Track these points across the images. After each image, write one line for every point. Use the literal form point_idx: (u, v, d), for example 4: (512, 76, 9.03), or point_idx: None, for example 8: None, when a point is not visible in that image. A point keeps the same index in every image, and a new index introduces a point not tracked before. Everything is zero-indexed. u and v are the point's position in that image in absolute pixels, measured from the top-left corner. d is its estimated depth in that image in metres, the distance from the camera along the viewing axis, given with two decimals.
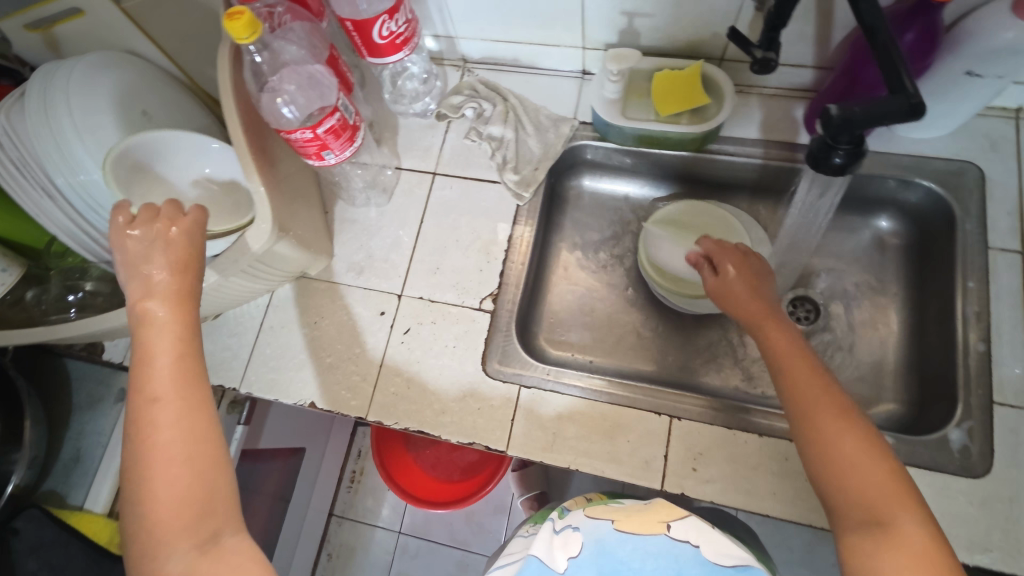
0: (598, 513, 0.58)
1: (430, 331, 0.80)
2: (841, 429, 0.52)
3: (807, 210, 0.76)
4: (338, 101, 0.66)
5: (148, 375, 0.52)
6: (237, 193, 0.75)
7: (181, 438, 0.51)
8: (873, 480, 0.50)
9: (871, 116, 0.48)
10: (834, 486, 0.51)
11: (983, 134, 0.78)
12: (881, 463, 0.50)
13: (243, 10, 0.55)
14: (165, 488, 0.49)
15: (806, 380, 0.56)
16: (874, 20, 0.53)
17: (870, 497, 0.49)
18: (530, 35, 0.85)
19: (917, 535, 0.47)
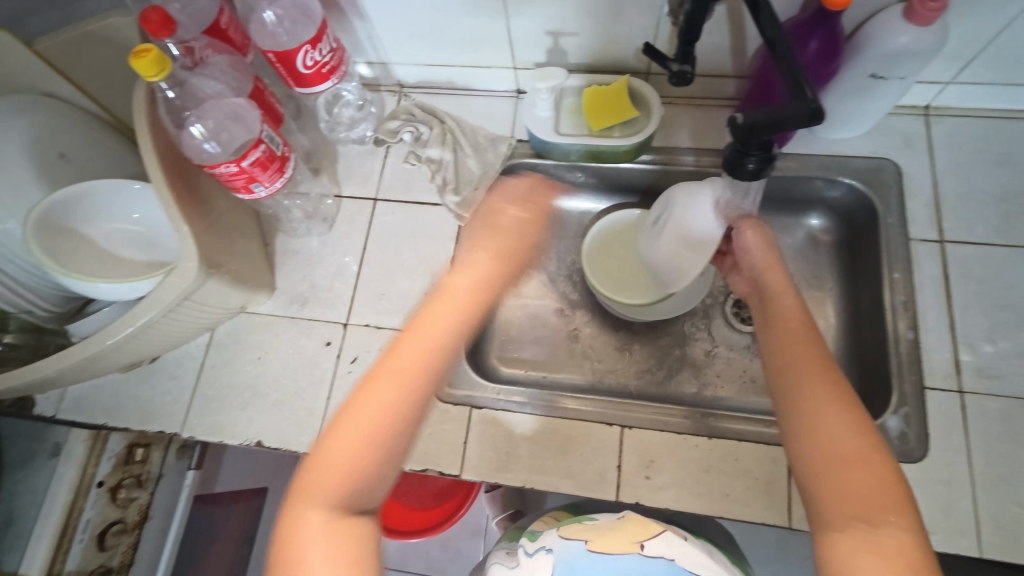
0: (570, 532, 0.58)
1: (378, 358, 0.79)
2: (844, 421, 0.51)
3: None
4: (262, 134, 0.65)
5: (414, 333, 0.55)
6: (160, 238, 0.72)
7: (396, 416, 0.51)
8: (860, 480, 0.48)
9: (772, 122, 0.51)
10: (821, 476, 0.50)
11: (896, 132, 0.82)
12: (878, 465, 0.49)
13: (150, 48, 0.55)
14: (339, 447, 0.50)
15: (808, 367, 0.56)
16: (775, 33, 0.56)
17: (857, 493, 0.48)
18: (462, 58, 0.86)
19: (896, 544, 0.45)
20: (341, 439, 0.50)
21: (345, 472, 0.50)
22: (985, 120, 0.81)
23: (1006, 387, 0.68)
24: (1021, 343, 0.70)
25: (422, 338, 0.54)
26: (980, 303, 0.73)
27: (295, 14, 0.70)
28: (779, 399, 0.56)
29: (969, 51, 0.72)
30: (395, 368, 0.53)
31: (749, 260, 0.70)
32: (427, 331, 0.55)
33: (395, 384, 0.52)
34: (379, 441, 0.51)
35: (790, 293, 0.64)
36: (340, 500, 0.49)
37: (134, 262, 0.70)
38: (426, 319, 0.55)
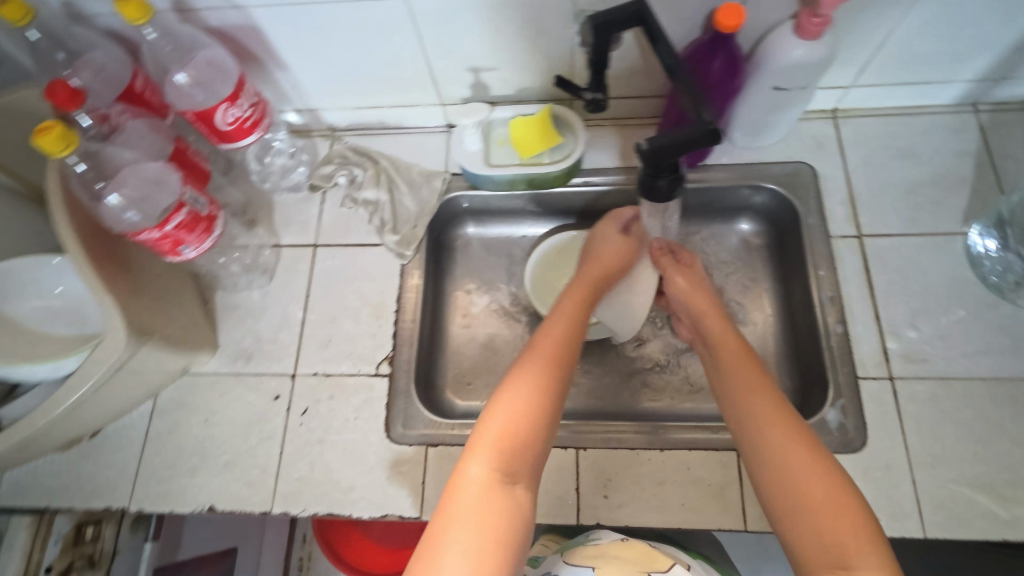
0: (579, 561, 0.62)
1: (329, 407, 0.78)
2: (801, 452, 0.58)
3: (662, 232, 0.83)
4: (184, 197, 0.64)
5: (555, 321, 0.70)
6: (85, 311, 0.70)
7: (557, 373, 0.63)
8: (827, 505, 0.54)
9: (676, 145, 0.53)
10: (792, 508, 0.55)
11: (809, 136, 0.86)
12: (837, 485, 0.55)
13: (52, 123, 0.55)
14: (500, 415, 0.59)
15: (763, 412, 0.62)
16: (673, 62, 0.60)
17: (823, 518, 0.53)
18: (389, 99, 0.87)
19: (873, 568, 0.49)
20: (502, 406, 0.60)
21: (486, 451, 0.56)
22: (888, 118, 0.86)
23: (931, 370, 0.72)
24: (941, 326, 0.74)
25: (558, 330, 0.68)
26: (901, 292, 0.77)
27: (210, 73, 0.70)
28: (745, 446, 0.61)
29: (861, 58, 0.77)
30: (535, 361, 0.64)
31: (682, 307, 0.78)
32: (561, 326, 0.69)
33: (535, 376, 0.62)
34: (531, 417, 0.59)
35: (733, 335, 0.72)
36: (506, 464, 0.56)
37: (63, 339, 0.68)
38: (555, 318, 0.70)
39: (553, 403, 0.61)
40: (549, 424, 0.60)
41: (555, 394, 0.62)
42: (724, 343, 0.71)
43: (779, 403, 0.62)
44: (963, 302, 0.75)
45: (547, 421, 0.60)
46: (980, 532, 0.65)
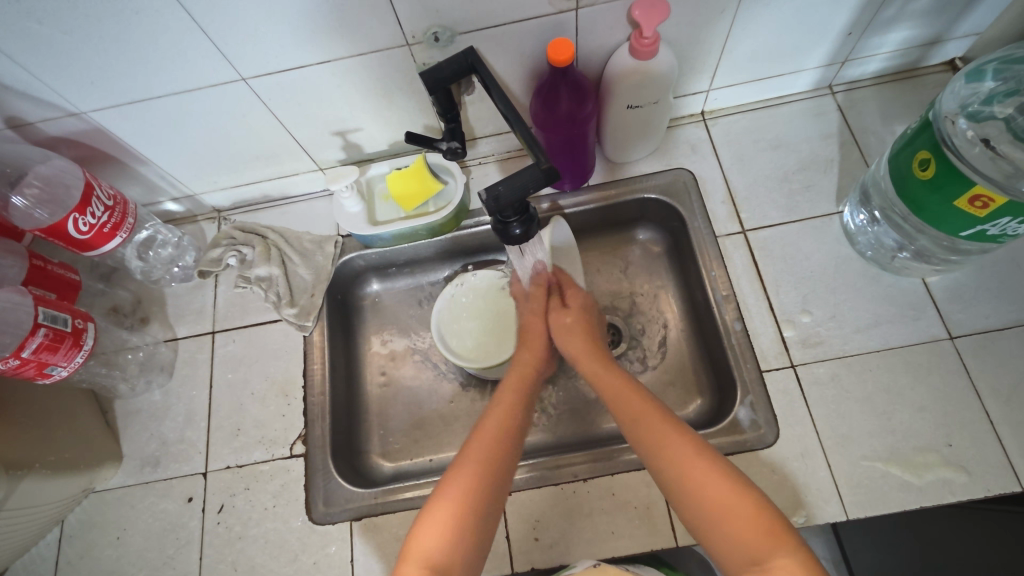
0: None
1: (245, 500, 0.75)
2: (684, 451, 0.55)
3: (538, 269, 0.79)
4: (39, 317, 0.63)
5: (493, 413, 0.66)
6: None
7: (497, 464, 0.60)
8: (722, 502, 0.51)
9: (513, 190, 0.54)
10: (699, 516, 0.52)
11: (684, 142, 0.89)
12: (727, 479, 0.52)
13: None
14: (426, 523, 0.55)
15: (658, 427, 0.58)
16: (506, 107, 0.61)
17: (725, 521, 0.50)
18: (267, 173, 0.87)
19: (793, 566, 0.45)
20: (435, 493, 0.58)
21: (418, 559, 0.53)
22: (753, 113, 0.89)
23: (829, 351, 0.74)
24: (832, 306, 0.76)
25: (496, 422, 0.65)
26: (790, 279, 0.78)
27: (53, 188, 0.68)
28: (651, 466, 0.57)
29: (708, 65, 0.80)
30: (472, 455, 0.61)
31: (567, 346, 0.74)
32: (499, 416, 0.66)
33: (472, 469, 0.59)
34: (462, 512, 0.56)
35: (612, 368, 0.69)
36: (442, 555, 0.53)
37: None
38: (492, 412, 0.66)
39: (493, 490, 0.59)
40: (489, 509, 0.58)
41: (495, 481, 0.59)
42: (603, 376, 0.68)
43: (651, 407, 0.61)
44: (848, 279, 0.77)
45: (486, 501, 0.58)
46: (898, 505, 0.66)
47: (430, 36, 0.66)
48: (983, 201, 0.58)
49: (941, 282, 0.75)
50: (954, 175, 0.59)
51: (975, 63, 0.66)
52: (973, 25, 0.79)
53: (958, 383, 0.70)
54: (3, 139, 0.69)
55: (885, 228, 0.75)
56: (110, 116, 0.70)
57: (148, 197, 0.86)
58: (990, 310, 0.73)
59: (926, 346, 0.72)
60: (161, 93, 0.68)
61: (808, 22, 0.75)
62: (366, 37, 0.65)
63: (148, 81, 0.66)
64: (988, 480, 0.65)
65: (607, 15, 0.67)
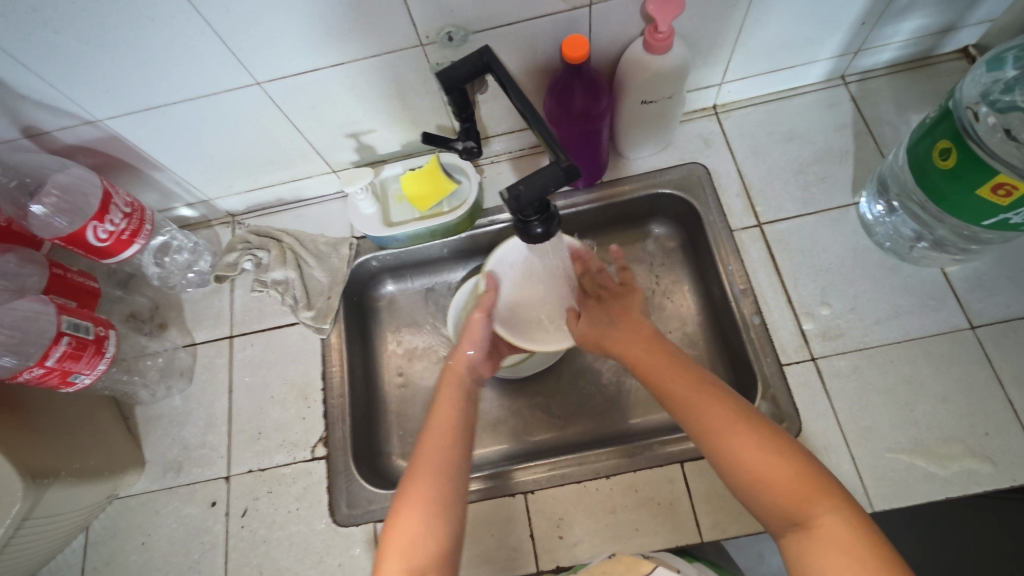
0: None
1: (269, 503, 0.76)
2: (725, 417, 0.54)
3: None
4: (62, 326, 0.63)
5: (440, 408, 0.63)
6: None
7: (456, 459, 0.58)
8: (763, 464, 0.50)
9: (534, 188, 0.53)
10: (738, 478, 0.51)
11: (696, 136, 0.89)
12: (774, 444, 0.51)
13: None
14: (398, 525, 0.53)
15: (695, 397, 0.56)
16: (523, 104, 0.61)
17: (766, 482, 0.50)
18: (280, 176, 0.87)
19: (838, 526, 0.46)
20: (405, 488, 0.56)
21: (403, 550, 0.52)
22: (765, 105, 0.89)
23: (849, 343, 0.74)
24: (851, 298, 0.76)
25: (444, 417, 0.62)
26: (808, 272, 0.78)
27: (72, 197, 0.68)
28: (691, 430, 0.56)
29: (721, 58, 0.79)
30: (426, 455, 0.58)
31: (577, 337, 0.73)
32: (444, 410, 0.63)
33: (426, 471, 0.57)
34: (429, 511, 0.54)
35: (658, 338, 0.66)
36: (427, 547, 0.53)
37: None
38: (438, 406, 0.63)
39: (459, 485, 0.57)
40: (458, 506, 0.56)
41: (455, 480, 0.57)
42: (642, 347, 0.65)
43: (682, 373, 0.59)
44: (866, 271, 0.77)
45: (459, 488, 0.57)
46: (922, 496, 0.66)
47: (444, 36, 0.66)
48: (1006, 189, 0.57)
49: (961, 272, 0.75)
50: (976, 163, 0.58)
51: (995, 50, 0.65)
52: (987, 12, 0.78)
53: (980, 373, 0.70)
54: (21, 149, 0.70)
55: (903, 218, 0.75)
56: (125, 123, 0.70)
57: (163, 203, 0.87)
58: (1011, 299, 0.72)
59: (946, 337, 0.72)
60: (176, 99, 0.68)
61: (821, 13, 0.74)
62: (380, 39, 0.65)
63: (164, 88, 0.66)
64: (1013, 470, 0.65)
65: (620, 9, 0.66)
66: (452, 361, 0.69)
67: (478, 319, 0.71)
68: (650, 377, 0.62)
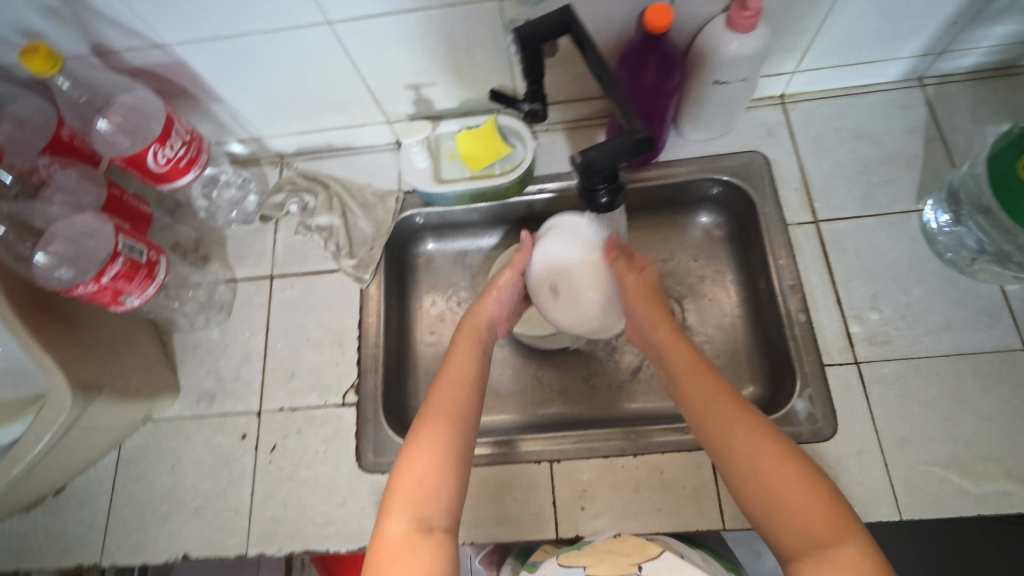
0: (571, 561, 0.61)
1: (297, 442, 0.77)
2: (756, 437, 0.52)
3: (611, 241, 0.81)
4: (118, 246, 0.62)
5: (456, 361, 0.65)
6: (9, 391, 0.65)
7: (466, 415, 0.59)
8: (793, 484, 0.49)
9: (607, 156, 0.52)
10: (760, 497, 0.50)
11: (760, 124, 0.86)
12: (805, 471, 0.50)
13: (38, 46, 0.59)
14: (405, 471, 0.54)
15: (724, 406, 0.55)
16: (601, 70, 0.60)
17: (792, 506, 0.48)
18: (335, 121, 0.86)
19: (862, 560, 0.44)
20: (414, 442, 0.56)
21: (403, 496, 0.52)
22: (835, 100, 0.86)
23: (895, 351, 0.72)
24: (903, 306, 0.74)
25: (459, 371, 0.63)
26: (861, 274, 0.76)
27: (136, 117, 0.68)
28: (716, 446, 0.54)
29: (800, 45, 0.76)
30: (437, 407, 0.59)
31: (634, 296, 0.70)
32: (460, 363, 0.64)
33: (439, 421, 0.57)
34: (436, 462, 0.54)
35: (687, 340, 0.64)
36: (421, 509, 0.52)
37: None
38: (454, 358, 0.65)
39: (465, 443, 0.57)
40: (466, 460, 0.56)
41: (466, 436, 0.57)
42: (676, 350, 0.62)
43: (715, 378, 0.58)
44: (922, 280, 0.75)
45: (465, 446, 0.57)
46: (953, 511, 0.65)
47: None
48: None
49: (1021, 292, 0.73)
50: None
51: None
52: None
53: None
54: (91, 66, 0.70)
55: (970, 229, 0.73)
56: (192, 49, 0.70)
57: (217, 135, 0.87)
58: None
59: (997, 356, 0.70)
60: (245, 31, 0.67)
61: (916, 6, 0.71)
62: None
63: (236, 17, 0.65)
64: None
65: None
66: (473, 314, 0.72)
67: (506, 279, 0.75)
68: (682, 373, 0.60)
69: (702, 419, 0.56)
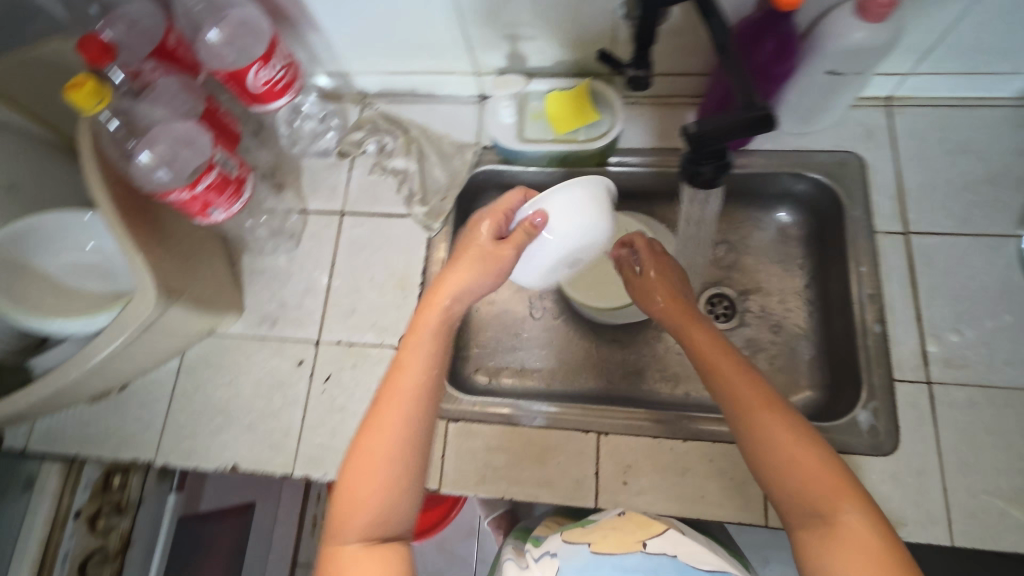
0: (576, 538, 0.61)
1: (351, 376, 0.79)
2: (767, 412, 0.56)
3: (696, 221, 0.79)
4: (214, 158, 0.64)
5: (412, 343, 0.59)
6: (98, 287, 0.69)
7: (413, 429, 0.55)
8: (799, 456, 0.53)
9: (720, 132, 0.50)
10: (769, 467, 0.54)
11: (860, 124, 0.82)
12: (809, 444, 0.54)
13: None
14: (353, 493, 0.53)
15: (740, 379, 0.59)
16: (724, 38, 0.55)
17: (800, 475, 0.53)
18: (424, 65, 0.85)
19: (861, 526, 0.49)
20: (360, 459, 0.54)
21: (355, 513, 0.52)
22: (947, 108, 0.81)
23: (971, 376, 0.70)
24: (987, 332, 0.71)
25: (409, 373, 0.57)
26: (946, 294, 0.73)
27: (243, 33, 0.69)
28: (729, 419, 0.58)
29: (924, 45, 0.72)
30: (382, 421, 0.55)
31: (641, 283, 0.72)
32: (412, 360, 0.58)
33: (383, 440, 0.54)
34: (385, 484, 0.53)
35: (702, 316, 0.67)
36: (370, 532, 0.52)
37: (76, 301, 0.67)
38: (407, 349, 0.59)
39: (415, 457, 0.54)
40: (419, 471, 0.55)
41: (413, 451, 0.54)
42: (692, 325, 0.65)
43: (729, 352, 0.61)
44: (1012, 308, 0.72)
45: (413, 462, 0.54)
46: (1008, 545, 0.63)
47: None
48: None
49: None
50: None
51: None
52: None
53: None
54: None
55: None
56: None
57: (306, 64, 0.87)
58: None
59: None
60: None
61: None
62: None
63: None
64: None
65: None
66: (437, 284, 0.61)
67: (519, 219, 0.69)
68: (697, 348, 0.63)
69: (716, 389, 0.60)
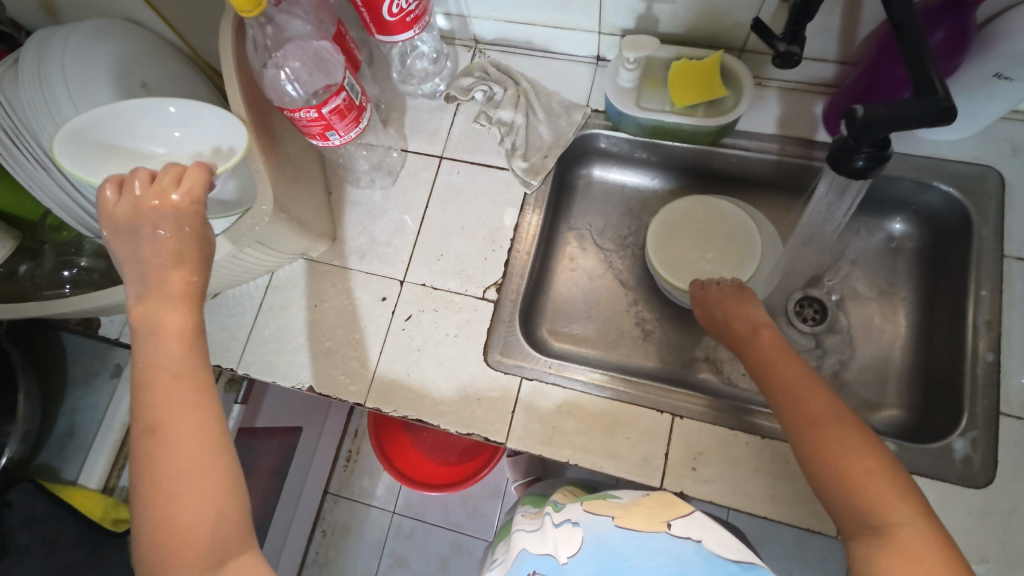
0: (599, 509, 0.54)
1: (431, 319, 0.79)
2: (820, 417, 0.54)
3: (826, 207, 0.75)
4: (345, 82, 0.64)
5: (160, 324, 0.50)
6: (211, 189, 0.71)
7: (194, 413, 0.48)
8: (851, 463, 0.50)
9: (896, 118, 0.48)
10: (820, 475, 0.52)
11: (1005, 139, 0.76)
12: (866, 448, 0.51)
13: None
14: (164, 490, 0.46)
15: (800, 385, 0.57)
16: (904, 16, 0.53)
17: (852, 482, 0.50)
18: (546, 17, 0.82)
19: (916, 540, 0.46)
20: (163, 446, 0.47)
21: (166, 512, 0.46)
22: None
23: None
24: None
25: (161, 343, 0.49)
26: None
27: None
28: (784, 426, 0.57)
29: None
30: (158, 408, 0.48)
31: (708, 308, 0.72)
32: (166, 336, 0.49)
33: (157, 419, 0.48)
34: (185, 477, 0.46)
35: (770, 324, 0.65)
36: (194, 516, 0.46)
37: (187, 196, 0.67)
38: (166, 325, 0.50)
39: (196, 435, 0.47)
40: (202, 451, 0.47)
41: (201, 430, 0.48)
42: (756, 335, 0.65)
43: (791, 358, 0.60)
44: None
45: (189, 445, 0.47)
46: None
47: None
48: None
49: None
50: None
51: None
52: None
53: None
54: None
55: None
56: None
57: None
58: None
59: None
60: None
61: None
62: None
63: None
64: None
65: None
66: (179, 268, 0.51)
67: (184, 192, 0.52)
68: (758, 358, 0.63)
69: (772, 396, 0.59)
